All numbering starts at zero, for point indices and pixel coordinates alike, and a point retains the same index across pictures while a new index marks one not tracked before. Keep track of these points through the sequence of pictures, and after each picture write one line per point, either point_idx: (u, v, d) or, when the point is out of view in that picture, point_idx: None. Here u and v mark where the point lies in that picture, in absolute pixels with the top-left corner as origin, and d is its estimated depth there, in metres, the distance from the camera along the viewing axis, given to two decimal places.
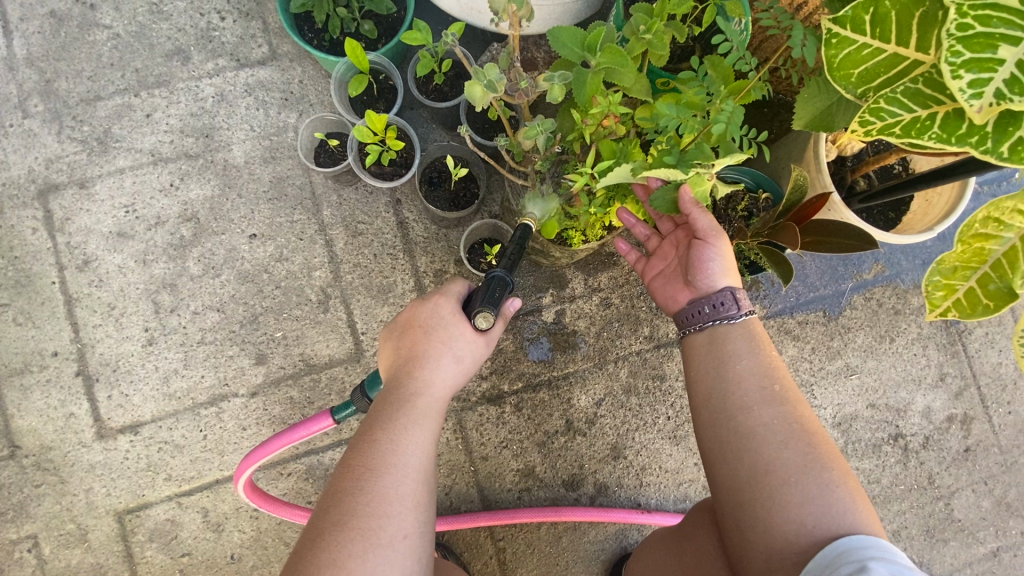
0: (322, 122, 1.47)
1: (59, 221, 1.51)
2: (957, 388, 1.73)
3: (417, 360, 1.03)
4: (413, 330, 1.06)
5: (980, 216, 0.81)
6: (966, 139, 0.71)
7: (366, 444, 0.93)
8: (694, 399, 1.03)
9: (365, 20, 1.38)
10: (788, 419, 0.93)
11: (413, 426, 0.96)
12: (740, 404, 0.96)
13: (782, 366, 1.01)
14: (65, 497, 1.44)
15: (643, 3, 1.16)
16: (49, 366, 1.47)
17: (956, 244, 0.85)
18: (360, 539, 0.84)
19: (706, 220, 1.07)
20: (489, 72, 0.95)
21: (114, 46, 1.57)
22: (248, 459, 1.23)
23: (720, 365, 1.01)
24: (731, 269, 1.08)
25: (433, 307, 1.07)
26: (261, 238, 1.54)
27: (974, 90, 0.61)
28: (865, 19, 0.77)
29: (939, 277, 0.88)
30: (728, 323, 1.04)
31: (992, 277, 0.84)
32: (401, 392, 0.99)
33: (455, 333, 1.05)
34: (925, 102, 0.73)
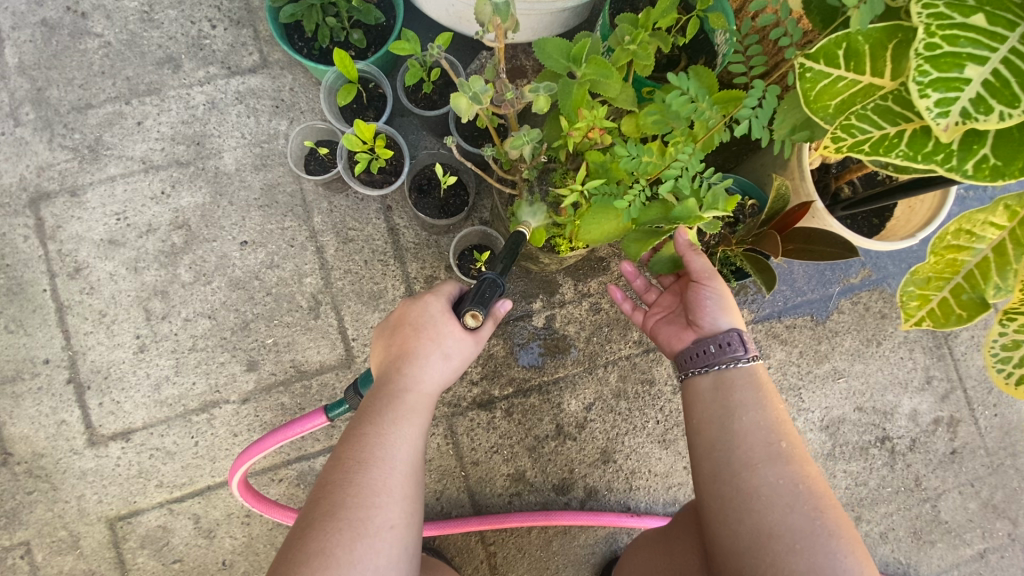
0: (312, 130, 1.48)
1: (51, 229, 1.52)
2: (943, 391, 1.75)
3: (406, 357, 1.02)
4: (404, 328, 1.05)
5: (951, 229, 0.84)
6: (933, 156, 0.72)
7: (356, 436, 0.94)
8: (698, 450, 1.06)
9: (354, 29, 1.39)
10: (795, 481, 0.96)
11: (401, 421, 0.96)
12: (746, 462, 0.98)
13: (788, 421, 1.03)
14: (56, 504, 1.45)
15: (629, 13, 1.18)
16: (40, 374, 1.48)
17: (930, 255, 0.87)
18: (346, 530, 0.86)
19: (701, 262, 1.11)
20: (474, 85, 0.97)
21: (105, 55, 1.58)
22: (245, 455, 1.26)
23: (725, 417, 1.04)
24: (732, 307, 1.12)
25: (423, 305, 1.06)
26: (252, 245, 1.55)
27: (941, 108, 0.62)
28: (838, 53, 0.77)
29: (914, 287, 0.89)
30: (734, 365, 1.07)
31: (965, 287, 0.86)
32: (390, 388, 0.99)
33: (445, 331, 1.03)
34: (894, 120, 0.74)
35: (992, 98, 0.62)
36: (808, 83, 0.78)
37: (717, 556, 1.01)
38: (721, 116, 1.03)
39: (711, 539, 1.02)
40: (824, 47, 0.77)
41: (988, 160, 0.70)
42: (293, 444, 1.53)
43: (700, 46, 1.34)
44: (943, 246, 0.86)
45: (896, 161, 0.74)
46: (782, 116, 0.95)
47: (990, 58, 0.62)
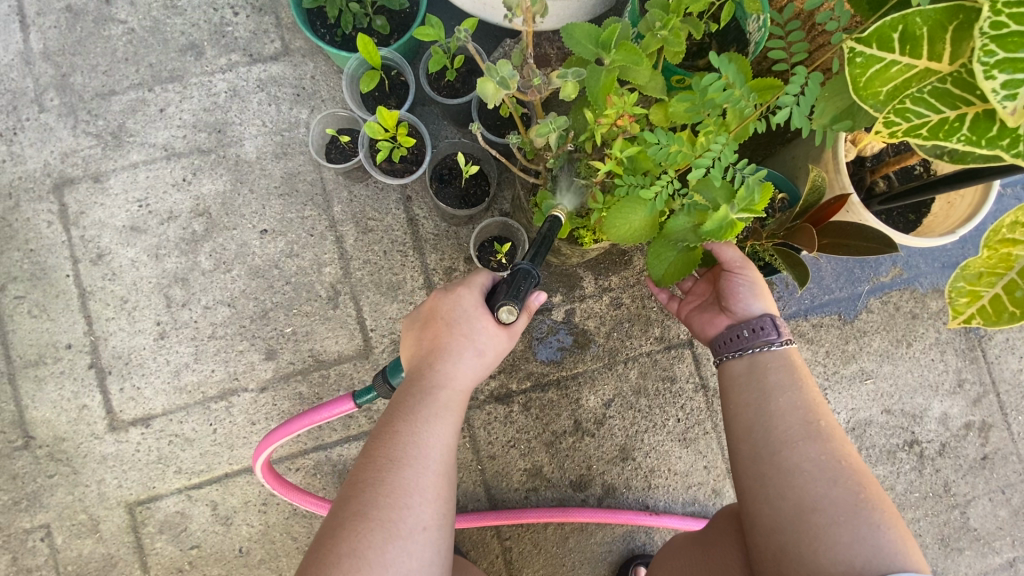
0: (333, 118, 1.46)
1: (74, 214, 1.53)
2: (975, 395, 1.70)
3: (438, 353, 0.99)
4: (435, 322, 1.03)
5: (1006, 220, 0.80)
6: (997, 142, 0.67)
7: (388, 434, 0.92)
8: (734, 430, 1.05)
9: (377, 16, 1.37)
10: (837, 456, 0.95)
11: (434, 420, 0.94)
12: (785, 440, 0.97)
13: (823, 403, 1.03)
14: (77, 487, 1.46)
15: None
16: (63, 358, 1.49)
17: (982, 248, 0.83)
18: (379, 530, 0.84)
19: (732, 251, 1.12)
20: (502, 68, 0.94)
21: (129, 41, 1.58)
22: (269, 438, 1.25)
23: (762, 397, 1.03)
24: (765, 292, 1.12)
25: (456, 298, 1.03)
26: (272, 234, 1.54)
27: (1008, 90, 0.58)
28: (892, 37, 0.72)
29: (964, 282, 0.84)
30: (768, 349, 1.07)
31: (1020, 284, 0.81)
32: (422, 384, 0.97)
33: (477, 327, 1.01)
34: (953, 103, 0.69)
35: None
36: (857, 69, 0.74)
37: (754, 536, 0.97)
38: (757, 105, 0.99)
39: (747, 519, 1.00)
40: (877, 29, 0.72)
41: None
42: (310, 434, 1.53)
43: (732, 35, 1.30)
44: (996, 240, 0.82)
45: (956, 147, 0.69)
46: (821, 106, 0.90)
47: None
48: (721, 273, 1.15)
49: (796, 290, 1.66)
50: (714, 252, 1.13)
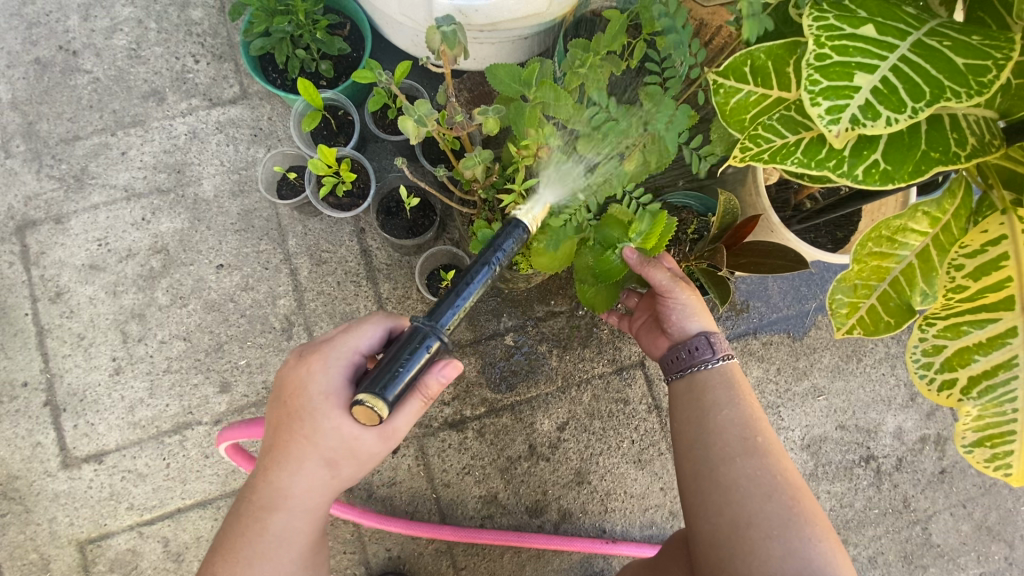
0: (283, 156, 1.52)
1: (35, 254, 1.57)
2: (928, 408, 1.71)
3: (274, 460, 0.96)
4: (285, 407, 0.97)
5: (871, 236, 0.89)
6: (826, 163, 0.77)
7: (215, 564, 0.97)
8: (678, 446, 1.06)
9: (323, 61, 1.43)
10: (773, 472, 0.96)
11: (257, 557, 0.96)
12: (723, 455, 0.98)
13: (764, 417, 1.03)
14: (29, 526, 1.46)
15: (580, 39, 1.20)
16: (18, 396, 1.51)
17: (855, 262, 0.92)
18: None
19: (663, 276, 1.10)
20: (421, 108, 1.01)
21: (94, 89, 1.66)
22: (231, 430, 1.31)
23: (702, 414, 1.04)
24: (700, 310, 1.12)
25: (304, 386, 0.94)
26: (228, 269, 1.59)
27: (833, 116, 0.66)
28: (745, 71, 0.83)
29: (843, 296, 0.94)
30: (705, 367, 1.07)
31: (892, 294, 0.92)
32: (253, 506, 0.97)
33: (321, 428, 0.93)
34: (795, 129, 0.80)
35: (881, 104, 0.65)
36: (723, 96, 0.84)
37: (694, 548, 0.99)
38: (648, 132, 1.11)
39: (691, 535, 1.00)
40: (732, 64, 0.82)
41: (879, 170, 0.75)
42: None
43: None
44: (868, 253, 0.91)
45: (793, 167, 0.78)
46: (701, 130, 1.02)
47: (878, 67, 0.66)
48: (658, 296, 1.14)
49: (744, 309, 1.70)
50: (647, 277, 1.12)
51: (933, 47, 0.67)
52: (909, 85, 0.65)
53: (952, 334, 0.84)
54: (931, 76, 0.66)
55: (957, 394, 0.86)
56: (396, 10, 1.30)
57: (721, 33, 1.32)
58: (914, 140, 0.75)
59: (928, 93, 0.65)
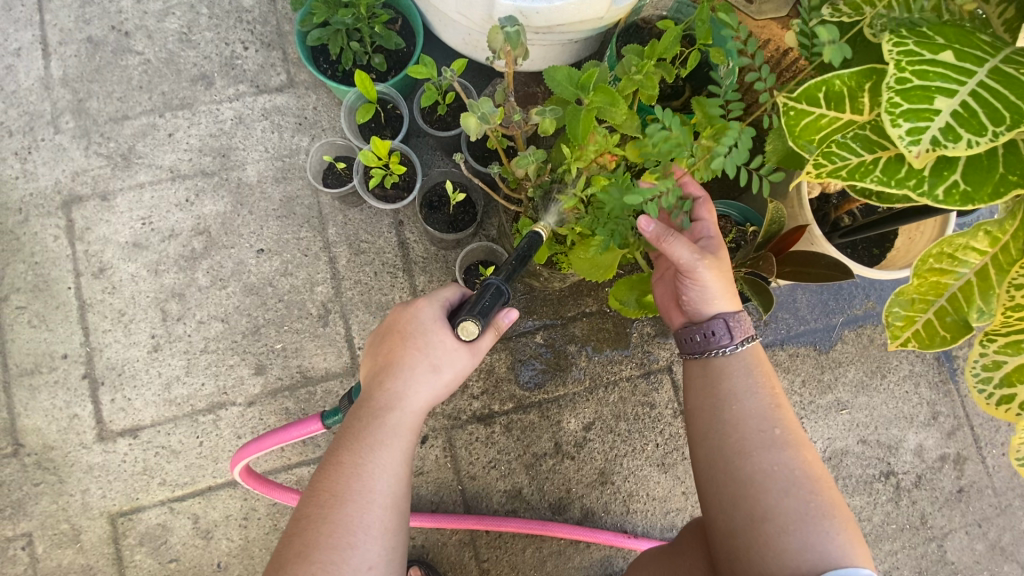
0: (331, 146, 1.54)
1: (80, 230, 1.60)
2: (949, 427, 1.73)
3: (390, 371, 1.03)
4: (392, 338, 1.07)
5: (932, 252, 0.92)
6: (906, 182, 0.80)
7: (334, 465, 0.96)
8: (693, 435, 1.02)
9: (376, 54, 1.45)
10: (792, 466, 0.92)
11: (377, 449, 0.97)
12: (739, 448, 0.95)
13: (786, 408, 0.99)
14: (62, 496, 1.48)
15: (635, 45, 1.21)
16: (58, 368, 1.54)
17: (914, 277, 0.96)
18: (320, 572, 0.87)
19: (686, 251, 1.03)
20: (483, 105, 1.02)
21: (144, 70, 1.68)
22: (243, 451, 1.30)
23: (718, 402, 1.01)
24: (724, 293, 1.06)
25: (408, 318, 1.07)
26: (268, 253, 1.61)
27: (913, 138, 0.70)
28: (818, 96, 0.87)
29: (900, 309, 0.99)
30: (721, 353, 1.03)
31: (949, 310, 0.95)
32: (371, 407, 1.01)
33: (433, 341, 1.04)
34: (871, 148, 0.83)
35: (961, 127, 0.69)
36: (793, 118, 0.88)
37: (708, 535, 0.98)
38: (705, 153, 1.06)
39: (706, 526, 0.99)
40: (806, 89, 0.87)
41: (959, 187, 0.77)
42: (295, 449, 1.55)
43: (704, 79, 1.39)
44: (927, 269, 0.94)
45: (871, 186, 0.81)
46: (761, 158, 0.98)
47: (958, 90, 0.69)
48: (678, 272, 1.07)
49: (772, 320, 1.72)
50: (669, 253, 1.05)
51: (1011, 73, 0.70)
52: (989, 110, 0.69)
53: (1011, 350, 0.88)
54: (1010, 102, 0.69)
55: (1015, 408, 0.90)
56: (453, 8, 1.32)
57: (768, 47, 1.37)
58: (992, 163, 0.77)
59: (1006, 118, 0.68)
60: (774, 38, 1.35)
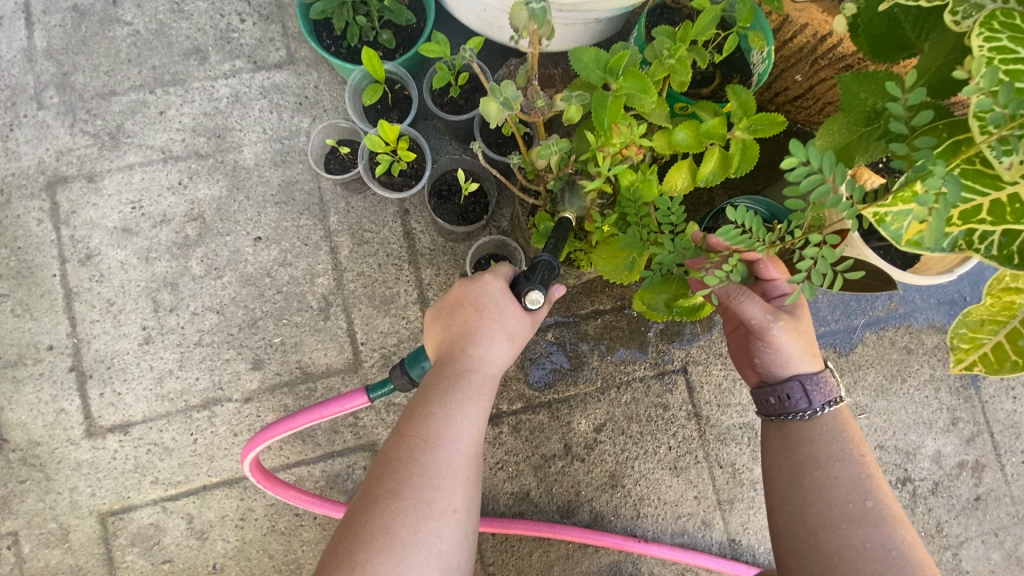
0: (334, 128, 1.45)
1: (65, 213, 1.51)
2: (969, 434, 1.68)
3: (470, 336, 0.96)
4: (464, 307, 0.99)
5: (1007, 270, 0.87)
6: None
7: (421, 413, 0.89)
8: (769, 500, 0.93)
9: (383, 30, 1.35)
10: (887, 545, 0.82)
11: (467, 402, 0.91)
12: (823, 519, 0.85)
13: (881, 480, 0.89)
14: (49, 494, 1.42)
15: (665, 26, 1.12)
16: (43, 360, 1.46)
17: (986, 296, 0.90)
18: (412, 510, 0.82)
19: (756, 309, 0.97)
20: (506, 88, 0.93)
21: (133, 43, 1.57)
22: (266, 430, 1.22)
23: (801, 466, 0.91)
24: (801, 352, 0.97)
25: (482, 286, 0.99)
26: (266, 242, 1.52)
27: (1002, 148, 0.66)
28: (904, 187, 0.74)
29: (966, 329, 0.91)
30: (801, 418, 0.95)
31: (1022, 333, 0.88)
32: (455, 366, 0.93)
33: (510, 311, 0.98)
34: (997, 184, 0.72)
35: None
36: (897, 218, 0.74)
37: None
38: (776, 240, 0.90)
39: None
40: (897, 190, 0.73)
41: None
42: (294, 447, 1.49)
43: (735, 65, 1.31)
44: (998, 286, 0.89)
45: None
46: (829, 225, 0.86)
47: None
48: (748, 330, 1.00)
49: None
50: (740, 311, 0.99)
51: None
52: None
53: None
54: None
55: None
56: None
57: (804, 31, 1.29)
58: None
59: None
60: (812, 23, 1.25)
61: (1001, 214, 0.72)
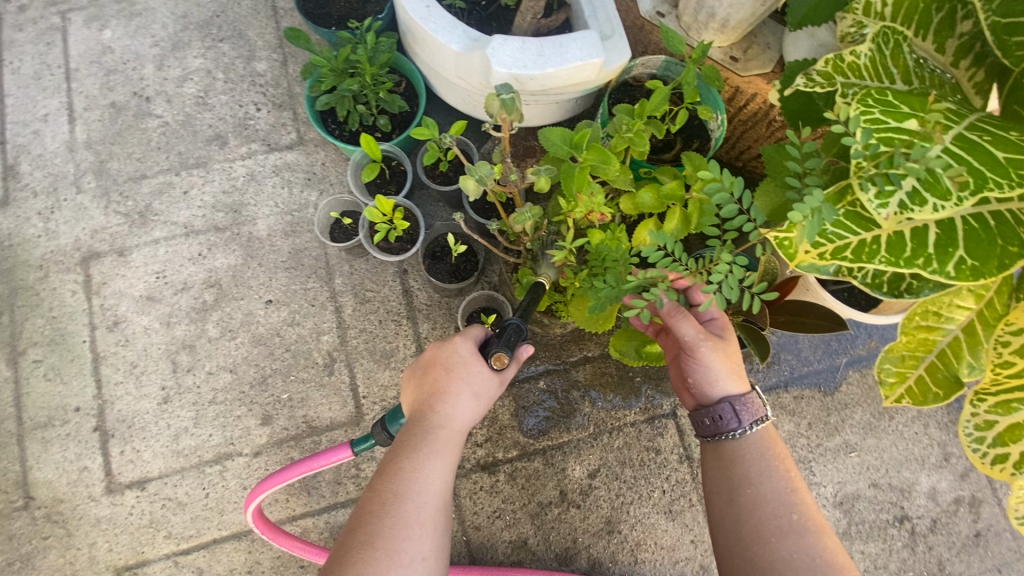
0: (338, 202, 1.60)
1: (97, 284, 1.66)
2: (963, 469, 1.69)
3: (438, 395, 1.06)
4: (435, 367, 1.10)
5: (918, 311, 1.02)
6: (914, 261, 0.81)
7: (392, 469, 0.98)
8: (710, 518, 1.00)
9: (381, 115, 1.53)
10: (813, 554, 0.89)
11: (434, 457, 1.00)
12: (757, 535, 0.92)
13: (805, 491, 0.97)
14: (69, 550, 1.50)
15: (625, 104, 1.25)
16: (70, 421, 1.57)
17: (903, 334, 1.04)
18: (383, 560, 0.89)
19: (692, 329, 1.05)
20: (481, 168, 1.08)
21: (163, 133, 1.78)
22: (264, 483, 1.33)
23: (734, 485, 0.98)
24: (729, 373, 1.06)
25: (452, 346, 1.11)
26: (276, 304, 1.66)
27: (880, 199, 0.73)
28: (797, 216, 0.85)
29: (891, 365, 1.05)
30: (731, 438, 1.03)
31: (939, 365, 1.04)
32: (424, 425, 1.03)
33: (474, 370, 1.08)
34: (867, 226, 0.83)
35: (927, 191, 0.71)
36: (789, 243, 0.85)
37: None
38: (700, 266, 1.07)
39: None
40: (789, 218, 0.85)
41: (905, 251, 0.81)
42: (299, 499, 1.56)
43: (694, 131, 1.45)
44: (915, 326, 1.04)
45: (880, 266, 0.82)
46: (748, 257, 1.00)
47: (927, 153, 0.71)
48: (682, 351, 1.08)
49: (775, 362, 1.72)
50: (675, 331, 1.07)
51: (974, 141, 0.75)
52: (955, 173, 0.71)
53: (1003, 410, 0.92)
54: (973, 168, 0.72)
55: (1010, 468, 0.92)
56: (453, 73, 1.39)
57: (754, 100, 1.45)
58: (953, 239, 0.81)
59: (971, 182, 0.71)
60: (760, 93, 1.42)
61: (859, 253, 0.83)
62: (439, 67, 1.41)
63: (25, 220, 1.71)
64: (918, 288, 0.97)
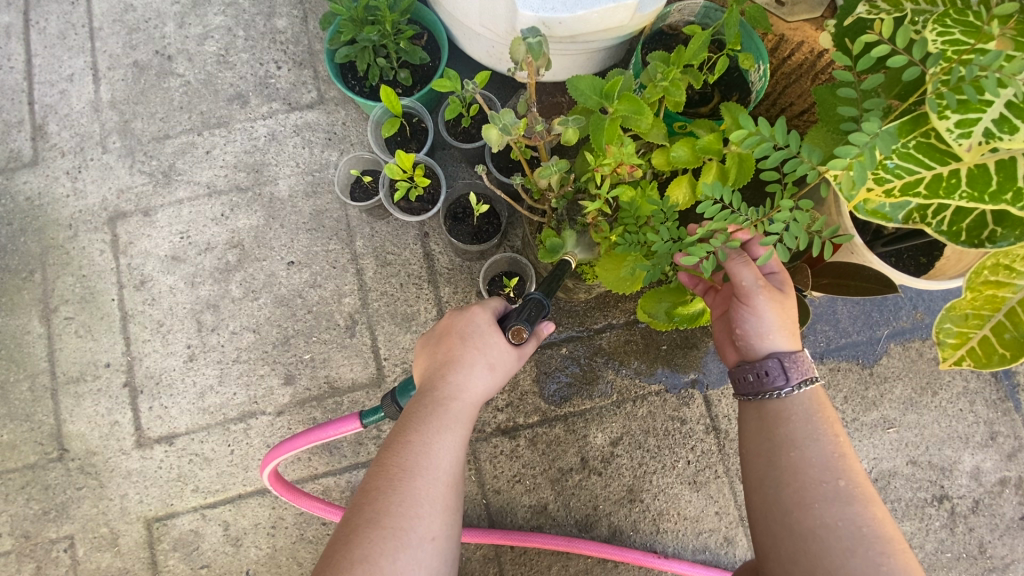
0: (358, 160, 1.57)
1: (124, 244, 1.68)
2: (1010, 449, 1.60)
3: (451, 366, 1.02)
4: (449, 338, 1.06)
5: (988, 263, 0.97)
6: (1001, 196, 0.80)
7: (400, 443, 0.95)
8: (747, 480, 0.96)
9: (402, 69, 1.48)
10: (858, 523, 0.84)
11: (445, 431, 0.97)
12: (798, 501, 0.87)
13: (853, 458, 0.90)
14: (102, 500, 1.54)
15: (660, 51, 1.16)
16: (101, 376, 1.61)
17: (968, 290, 0.99)
18: (391, 538, 0.87)
19: (750, 275, 1.00)
20: (504, 117, 1.01)
21: (185, 92, 1.76)
22: (277, 450, 1.32)
23: (775, 448, 0.93)
24: (780, 328, 1.00)
25: (469, 316, 1.07)
26: (298, 265, 1.65)
27: (961, 131, 0.74)
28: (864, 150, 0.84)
29: (953, 324, 1.01)
30: (776, 396, 0.97)
31: (1008, 326, 0.98)
32: (433, 396, 1.00)
33: (490, 342, 1.05)
34: (942, 160, 0.81)
35: (1016, 119, 0.73)
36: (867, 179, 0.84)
37: None
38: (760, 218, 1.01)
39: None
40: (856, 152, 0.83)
41: (989, 185, 0.80)
42: (322, 459, 1.57)
43: (733, 83, 1.36)
44: (982, 281, 0.98)
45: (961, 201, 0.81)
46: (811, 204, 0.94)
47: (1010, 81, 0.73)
48: (734, 300, 1.03)
49: (809, 332, 1.64)
50: (731, 276, 1.03)
51: None
52: None
53: None
54: None
55: None
56: (476, 22, 1.33)
57: (801, 48, 1.37)
58: None
59: None
60: (807, 40, 1.36)
61: (936, 189, 0.82)
62: (461, 14, 1.34)
63: (53, 179, 1.72)
64: (999, 237, 0.89)
